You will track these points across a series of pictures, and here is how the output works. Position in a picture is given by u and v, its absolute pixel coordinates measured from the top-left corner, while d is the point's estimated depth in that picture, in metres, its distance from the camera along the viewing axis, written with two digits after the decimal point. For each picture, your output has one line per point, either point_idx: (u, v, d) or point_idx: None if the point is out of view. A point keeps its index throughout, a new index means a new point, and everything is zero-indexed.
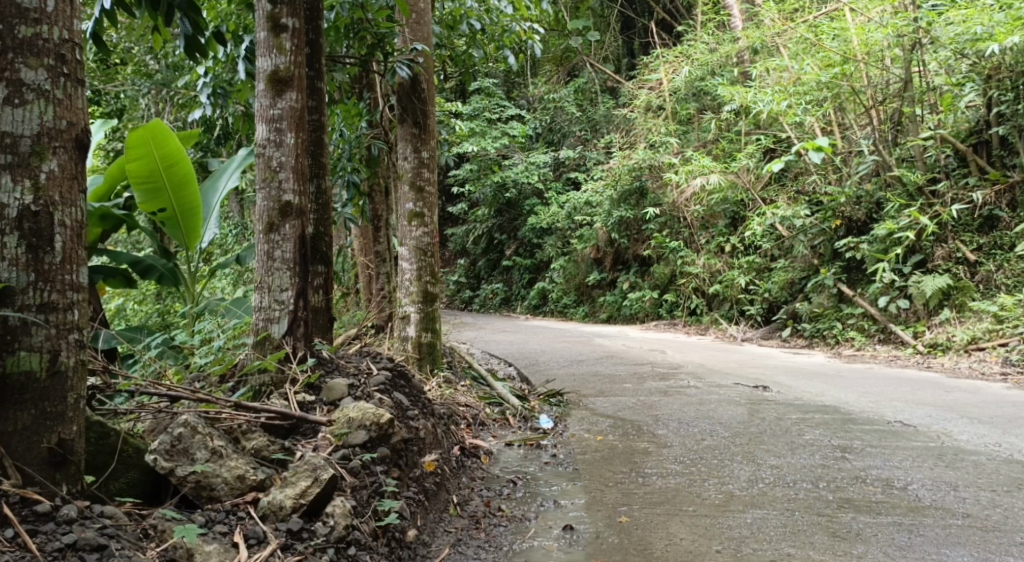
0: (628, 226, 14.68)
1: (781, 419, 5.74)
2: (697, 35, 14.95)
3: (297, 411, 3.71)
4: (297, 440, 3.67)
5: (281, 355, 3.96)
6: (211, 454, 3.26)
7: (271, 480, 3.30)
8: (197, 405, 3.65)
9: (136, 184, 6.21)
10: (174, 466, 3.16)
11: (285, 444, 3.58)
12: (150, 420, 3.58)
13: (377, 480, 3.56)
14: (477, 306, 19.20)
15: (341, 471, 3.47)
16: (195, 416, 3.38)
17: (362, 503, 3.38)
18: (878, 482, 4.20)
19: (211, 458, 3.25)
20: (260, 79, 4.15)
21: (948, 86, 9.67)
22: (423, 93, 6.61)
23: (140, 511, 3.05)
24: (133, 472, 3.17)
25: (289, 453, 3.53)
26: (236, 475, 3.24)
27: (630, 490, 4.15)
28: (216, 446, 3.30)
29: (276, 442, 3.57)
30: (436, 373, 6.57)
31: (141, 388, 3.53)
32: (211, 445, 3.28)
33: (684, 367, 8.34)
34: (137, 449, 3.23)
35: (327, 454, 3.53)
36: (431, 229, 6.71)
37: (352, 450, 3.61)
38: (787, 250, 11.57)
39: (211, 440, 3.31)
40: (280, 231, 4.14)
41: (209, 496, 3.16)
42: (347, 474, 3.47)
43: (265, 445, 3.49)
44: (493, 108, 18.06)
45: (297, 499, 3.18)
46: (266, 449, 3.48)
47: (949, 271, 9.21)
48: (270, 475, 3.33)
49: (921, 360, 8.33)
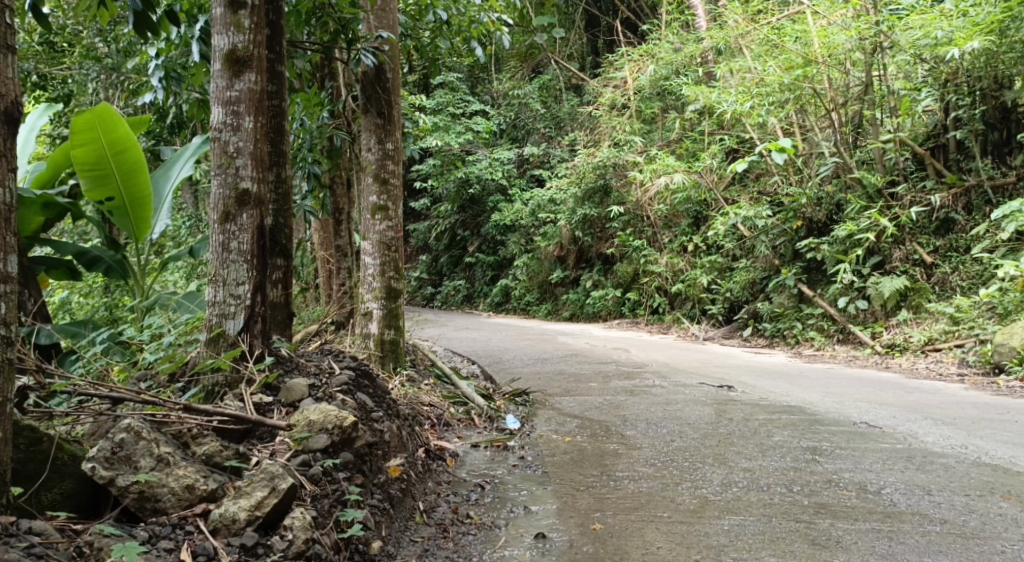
0: (592, 224, 14.59)
1: (749, 420, 5.65)
2: (662, 34, 14.90)
3: (253, 414, 3.48)
4: (252, 445, 3.45)
5: (235, 353, 3.73)
6: (157, 461, 3.05)
7: (224, 490, 3.10)
8: (143, 407, 3.40)
9: (82, 170, 5.92)
10: (114, 475, 2.97)
11: (240, 449, 3.36)
12: (88, 423, 3.34)
13: (340, 488, 3.37)
14: (438, 303, 18.96)
15: (302, 480, 3.28)
16: (140, 420, 3.16)
17: (323, 514, 3.19)
18: (852, 486, 4.12)
19: (156, 466, 3.04)
20: (216, 58, 3.90)
21: (907, 91, 9.73)
22: (387, 82, 6.42)
23: (74, 527, 2.85)
24: (68, 482, 2.99)
25: (244, 459, 3.32)
26: (184, 485, 3.02)
27: (601, 495, 4.01)
28: (163, 453, 3.08)
29: (229, 447, 3.35)
30: (399, 372, 6.38)
31: (78, 389, 3.27)
32: (156, 451, 3.07)
33: (649, 366, 8.26)
34: (73, 457, 3.05)
35: (286, 461, 3.33)
36: (395, 222, 6.50)
37: (313, 456, 3.41)
38: (749, 249, 11.55)
39: (157, 447, 3.09)
40: (236, 220, 3.89)
41: (153, 508, 2.96)
42: (307, 482, 3.28)
43: (217, 451, 3.27)
44: (457, 102, 17.89)
45: (252, 511, 2.97)
46: (219, 455, 3.27)
47: (907, 272, 9.25)
48: (223, 483, 3.13)
49: (881, 360, 8.35)
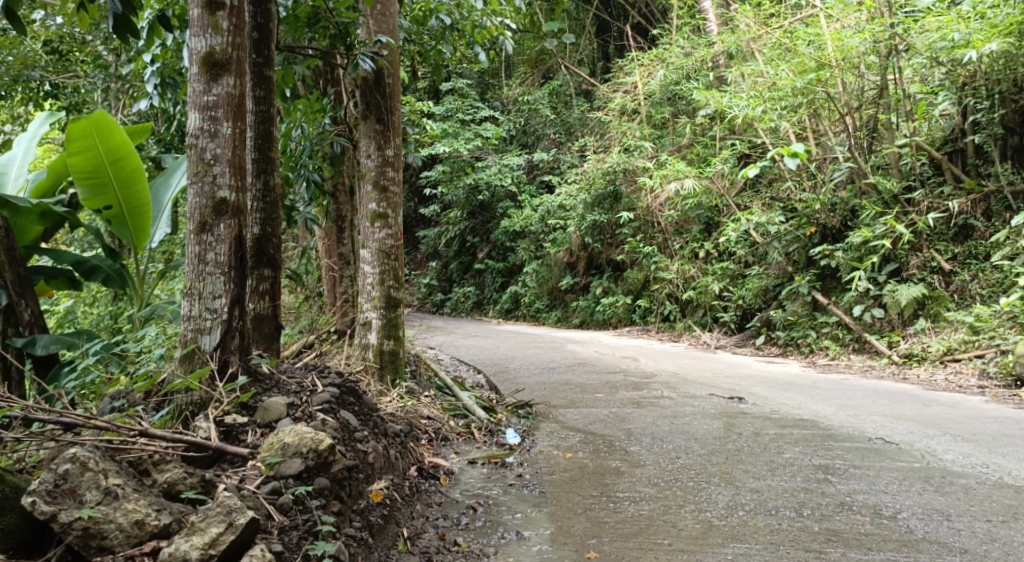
0: (602, 230, 14.39)
1: (759, 435, 5.44)
2: (673, 38, 14.69)
3: (219, 438, 3.36)
4: (221, 471, 3.32)
5: (204, 374, 3.58)
6: (104, 495, 2.90)
7: (179, 525, 2.94)
8: (102, 432, 3.26)
9: (79, 178, 5.78)
10: (57, 511, 2.82)
11: (205, 476, 3.22)
12: (43, 450, 3.20)
13: (312, 517, 3.21)
14: (447, 309, 18.76)
15: (270, 510, 3.14)
16: (90, 449, 3.01)
17: (290, 547, 3.06)
18: (866, 510, 3.90)
19: (104, 500, 2.89)
20: (193, 61, 3.76)
21: (924, 95, 9.54)
22: (387, 88, 6.26)
23: None
24: (9, 517, 2.86)
25: (207, 489, 3.17)
26: (133, 521, 2.87)
27: (599, 519, 3.84)
28: (111, 485, 2.93)
29: (194, 474, 3.22)
30: (398, 384, 6.20)
31: (27, 414, 3.11)
32: (104, 484, 2.92)
33: (658, 377, 8.04)
34: (16, 489, 2.91)
35: (255, 489, 3.21)
36: (395, 230, 6.33)
37: (285, 482, 3.27)
38: (761, 256, 11.32)
39: (105, 478, 2.94)
40: (213, 230, 3.75)
41: (99, 546, 2.82)
42: (276, 512, 3.16)
43: (180, 479, 3.15)
44: (467, 108, 17.77)
45: (205, 549, 2.80)
46: (180, 483, 3.14)
47: (924, 280, 8.99)
48: (178, 517, 2.97)
49: (898, 371, 8.10)
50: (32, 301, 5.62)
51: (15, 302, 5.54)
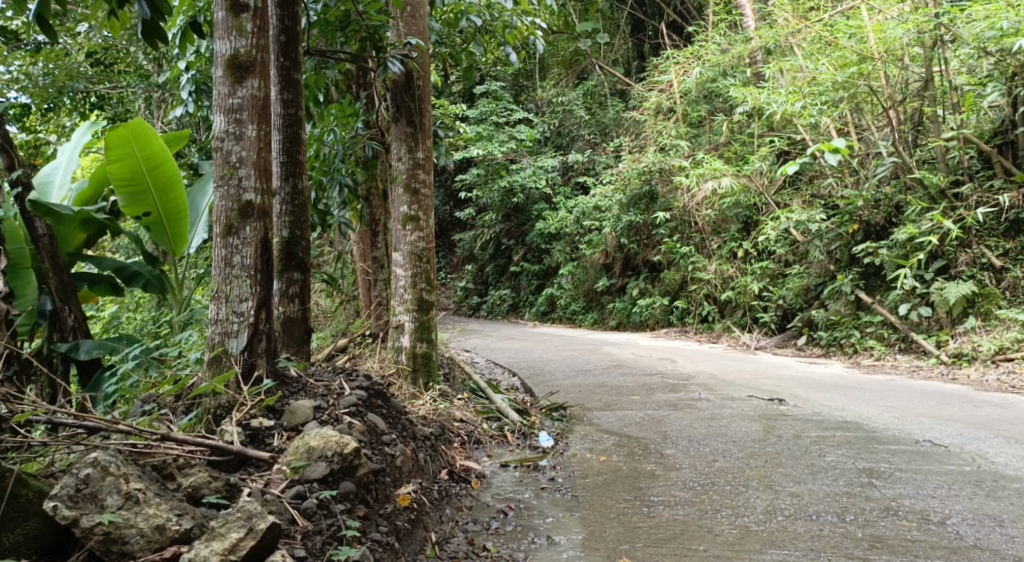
0: (638, 231, 14.23)
1: (800, 437, 5.30)
2: (708, 35, 14.51)
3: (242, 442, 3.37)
4: (246, 475, 3.33)
5: (228, 377, 3.59)
6: (125, 500, 2.90)
7: (199, 531, 2.92)
8: (126, 437, 3.28)
9: (119, 187, 5.84)
10: (79, 515, 2.83)
11: (230, 480, 3.23)
12: (68, 455, 3.21)
13: (337, 521, 3.20)
14: (483, 312, 18.70)
15: (294, 514, 3.13)
16: (112, 454, 3.02)
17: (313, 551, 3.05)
18: (913, 515, 3.77)
19: (125, 505, 2.89)
20: (218, 64, 3.78)
21: (971, 86, 9.17)
22: (417, 90, 6.23)
23: None
24: (32, 522, 2.86)
25: (230, 494, 3.18)
26: (154, 526, 2.86)
27: (632, 524, 3.77)
28: (132, 490, 2.94)
29: (219, 477, 3.22)
30: (431, 387, 6.16)
31: (52, 418, 3.13)
32: (125, 488, 2.93)
33: (696, 378, 7.90)
34: (39, 494, 2.92)
35: (280, 492, 3.22)
36: (427, 232, 6.29)
37: (309, 486, 3.27)
38: (802, 255, 11.08)
39: (126, 483, 2.95)
40: (239, 233, 3.77)
41: (120, 551, 2.81)
42: (300, 516, 3.15)
43: (205, 483, 3.15)
44: (501, 111, 17.74)
45: (224, 554, 2.77)
46: (205, 487, 3.15)
47: (973, 277, 8.73)
48: (198, 523, 2.95)
49: (946, 371, 7.86)
50: (75, 306, 5.71)
51: (60, 308, 5.63)
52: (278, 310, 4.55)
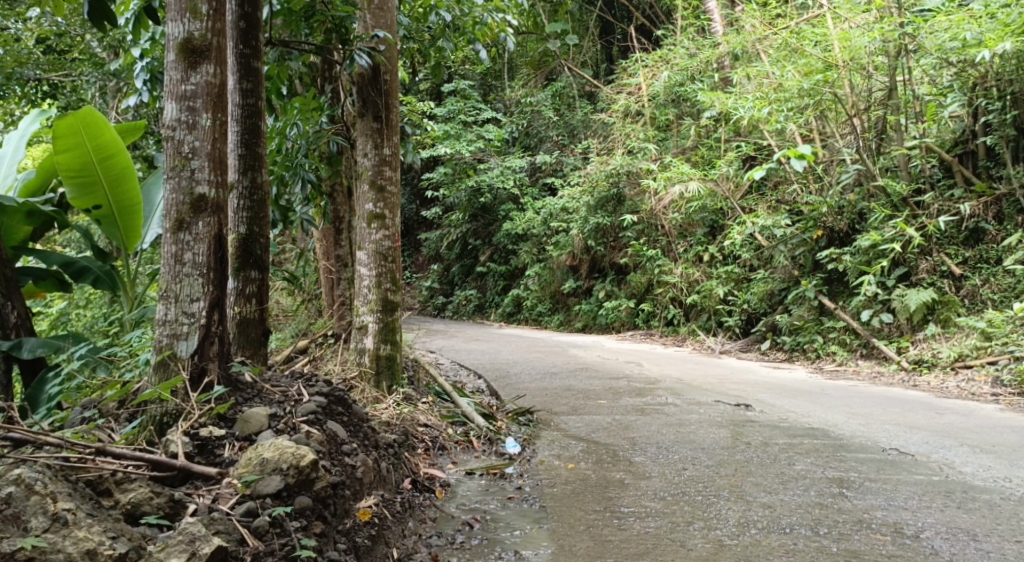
0: (605, 233, 14.15)
1: (768, 445, 5.21)
2: (677, 39, 14.48)
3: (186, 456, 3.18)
4: (194, 489, 3.13)
5: (174, 383, 3.40)
6: (52, 521, 2.70)
7: (137, 553, 2.73)
8: (60, 450, 3.07)
9: (68, 178, 5.56)
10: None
11: (173, 496, 3.04)
12: None
13: (291, 540, 3.02)
14: (448, 313, 18.50)
15: (244, 533, 2.96)
16: (39, 470, 2.82)
17: None
18: (887, 529, 3.69)
19: (52, 527, 2.68)
20: (170, 48, 3.57)
21: (933, 96, 9.36)
22: (384, 85, 6.05)
23: None
24: None
25: (173, 511, 3.00)
26: (84, 550, 2.65)
27: (601, 538, 3.63)
28: (60, 510, 2.73)
29: (161, 493, 3.03)
30: (394, 390, 5.97)
31: None
32: (52, 509, 2.72)
33: (662, 383, 7.80)
34: None
35: (229, 509, 3.03)
36: (393, 231, 6.10)
37: (261, 502, 3.09)
38: (767, 259, 11.07)
39: (54, 503, 2.75)
40: (191, 229, 3.56)
41: None
42: (251, 536, 2.97)
43: (145, 500, 2.97)
44: (470, 110, 17.59)
45: None
46: (146, 504, 2.97)
47: (934, 284, 8.77)
48: (135, 545, 2.76)
49: (908, 378, 7.86)
50: (19, 303, 5.43)
51: (3, 304, 5.35)
52: (234, 311, 4.36)
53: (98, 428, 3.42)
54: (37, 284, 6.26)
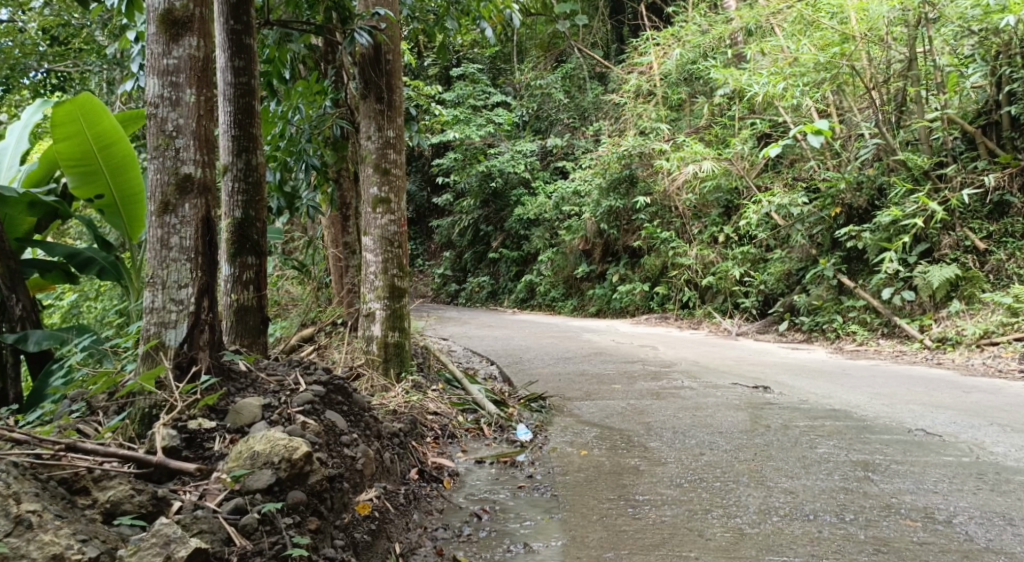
0: (618, 216, 13.92)
1: (789, 428, 5.03)
2: (689, 16, 14.17)
3: (158, 458, 3.06)
4: (178, 486, 2.99)
5: (157, 373, 3.29)
6: (15, 524, 2.56)
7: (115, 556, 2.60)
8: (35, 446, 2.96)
9: (68, 167, 5.42)
10: None
11: (157, 493, 2.90)
12: None
13: (281, 539, 2.89)
14: (462, 300, 18.34)
15: (230, 532, 2.83)
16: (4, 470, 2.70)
17: None
18: (917, 514, 3.51)
19: (15, 531, 2.54)
20: (151, 20, 3.46)
21: (953, 67, 9.00)
22: (386, 65, 5.87)
23: None
24: None
25: (154, 509, 2.85)
26: (50, 555, 2.52)
27: (616, 528, 3.47)
28: (24, 513, 2.59)
29: (141, 490, 2.89)
30: (403, 378, 5.81)
31: None
32: (15, 511, 2.58)
33: (678, 366, 7.62)
34: None
35: (216, 508, 2.90)
36: (398, 215, 5.93)
37: (250, 498, 2.95)
38: (784, 239, 10.85)
39: (18, 505, 2.60)
40: (177, 211, 3.48)
41: None
42: (239, 536, 2.85)
43: (125, 498, 2.83)
44: (478, 94, 17.36)
45: None
46: (126, 502, 2.82)
47: (957, 260, 8.50)
48: (109, 549, 2.62)
49: (931, 356, 7.65)
50: (23, 295, 5.36)
51: (7, 297, 5.28)
52: (231, 298, 4.24)
53: (83, 423, 3.35)
54: (43, 277, 6.17)
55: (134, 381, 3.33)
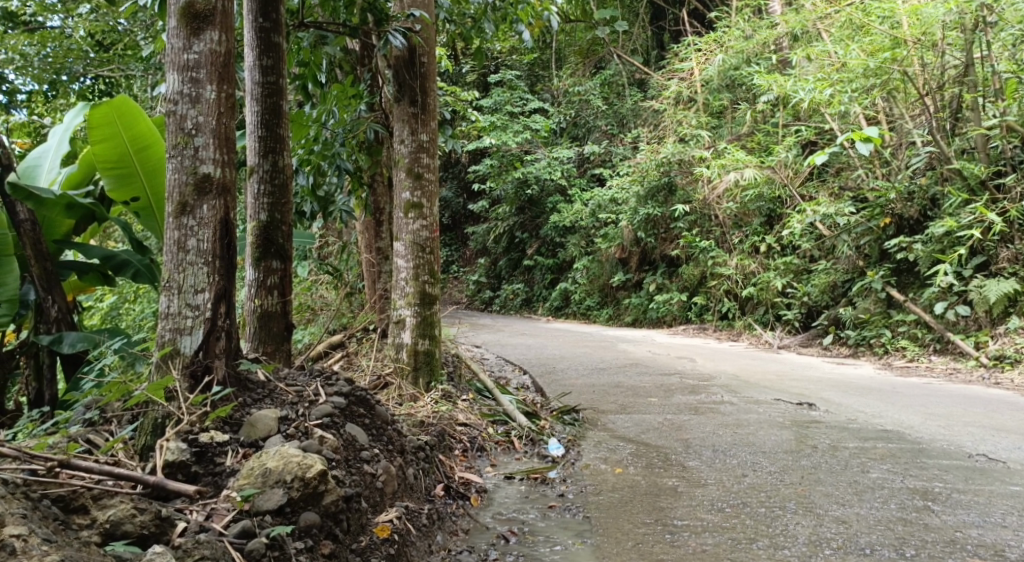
0: (656, 224, 13.63)
1: (837, 449, 4.76)
2: (732, 21, 13.84)
3: (158, 476, 2.97)
4: (180, 506, 2.93)
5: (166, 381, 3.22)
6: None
7: None
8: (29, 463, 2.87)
9: (104, 170, 5.36)
10: None
11: (161, 515, 2.82)
12: None
13: None
14: (496, 307, 18.18)
15: (235, 556, 2.76)
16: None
17: None
18: (985, 552, 3.25)
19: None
20: (171, 14, 3.38)
21: (1012, 73, 8.49)
22: (421, 67, 5.72)
23: None
24: None
25: (152, 531, 2.77)
26: None
27: (652, 557, 3.28)
28: (9, 537, 2.46)
29: (142, 511, 2.80)
30: (433, 388, 5.65)
31: None
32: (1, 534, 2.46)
33: (717, 379, 7.36)
34: None
35: (223, 529, 2.85)
36: (431, 221, 5.78)
37: (259, 520, 2.90)
38: (829, 250, 10.51)
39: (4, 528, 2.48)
40: (195, 213, 3.39)
41: None
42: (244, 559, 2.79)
43: (126, 518, 2.76)
44: (516, 100, 17.24)
45: None
46: (127, 522, 2.75)
47: (1015, 274, 8.10)
48: None
49: (987, 375, 7.30)
50: (59, 297, 5.33)
51: (43, 298, 5.25)
52: (255, 303, 4.20)
53: (93, 434, 3.29)
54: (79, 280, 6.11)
55: (142, 391, 3.26)
